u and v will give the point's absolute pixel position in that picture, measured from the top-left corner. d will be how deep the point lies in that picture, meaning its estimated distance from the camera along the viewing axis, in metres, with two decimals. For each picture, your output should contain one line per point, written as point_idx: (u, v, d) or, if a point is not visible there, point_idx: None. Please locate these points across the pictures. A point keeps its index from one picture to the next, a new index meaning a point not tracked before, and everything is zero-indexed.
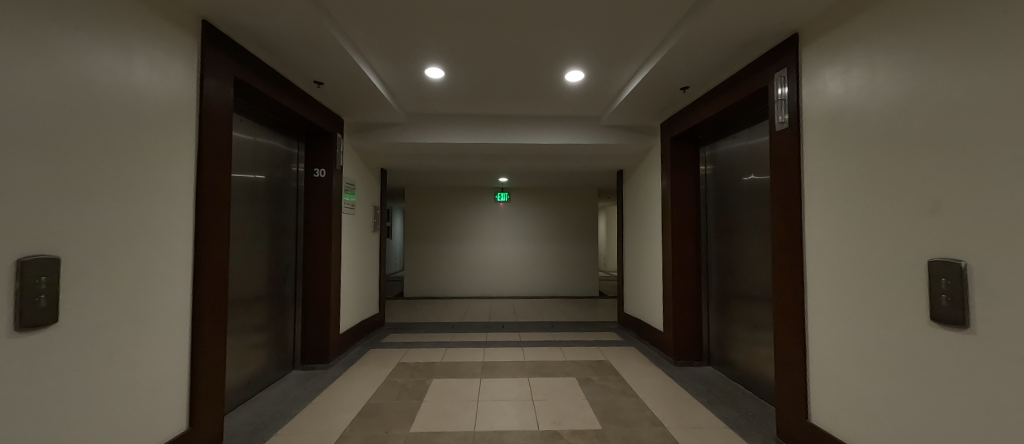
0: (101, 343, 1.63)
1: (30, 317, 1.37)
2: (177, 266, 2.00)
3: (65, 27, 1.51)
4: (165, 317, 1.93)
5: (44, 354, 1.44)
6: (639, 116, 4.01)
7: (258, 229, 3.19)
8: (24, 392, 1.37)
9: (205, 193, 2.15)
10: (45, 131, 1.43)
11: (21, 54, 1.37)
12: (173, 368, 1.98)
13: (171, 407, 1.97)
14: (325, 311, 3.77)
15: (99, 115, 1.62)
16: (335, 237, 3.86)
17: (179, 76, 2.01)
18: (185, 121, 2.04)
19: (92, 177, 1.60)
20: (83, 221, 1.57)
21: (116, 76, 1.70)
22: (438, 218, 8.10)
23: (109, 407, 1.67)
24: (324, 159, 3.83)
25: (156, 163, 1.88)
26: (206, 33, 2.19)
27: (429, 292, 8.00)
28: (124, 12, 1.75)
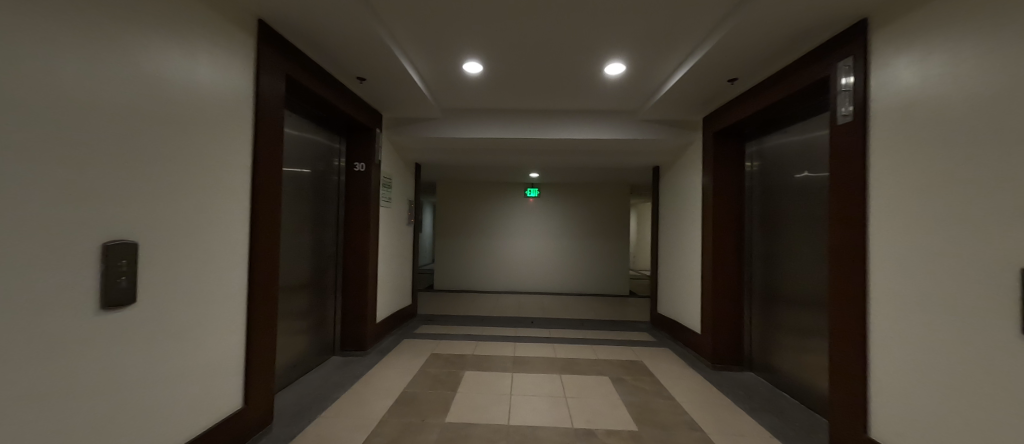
0: (167, 323, 1.75)
1: (112, 297, 1.49)
2: (234, 253, 2.12)
3: (140, 29, 1.62)
4: (223, 301, 2.05)
5: (123, 331, 1.56)
6: (681, 110, 3.86)
7: (303, 220, 3.33)
8: (107, 364, 1.50)
9: (260, 185, 2.27)
10: (119, 125, 1.53)
11: (106, 57, 1.49)
12: (230, 349, 2.10)
13: (228, 384, 2.10)
14: (363, 300, 3.91)
15: (168, 112, 1.73)
16: (373, 229, 3.97)
17: (237, 73, 2.12)
18: (241, 116, 2.15)
19: (159, 169, 1.70)
20: (154, 210, 1.68)
21: (182, 74, 1.81)
22: (468, 212, 8.17)
23: (176, 382, 1.79)
24: (364, 153, 3.95)
25: (217, 156, 1.99)
26: (261, 32, 2.29)
27: (458, 286, 8.11)
28: (191, 14, 1.86)
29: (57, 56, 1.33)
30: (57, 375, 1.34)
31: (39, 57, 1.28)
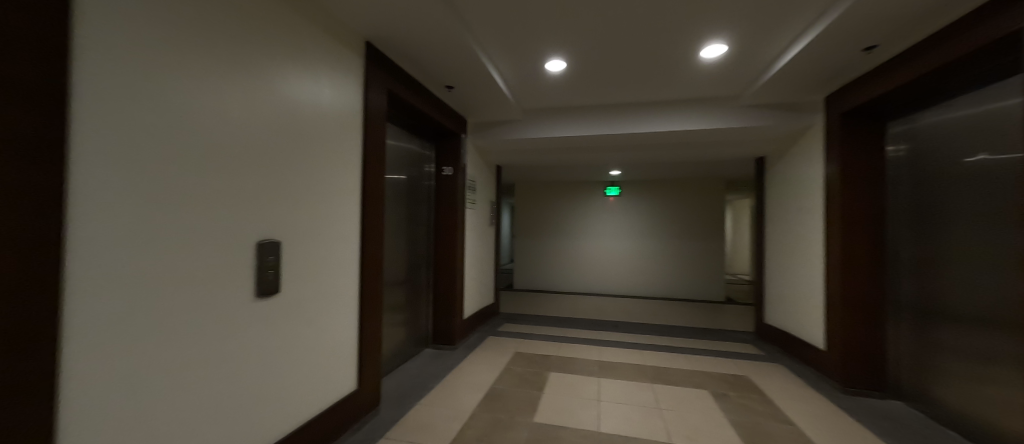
0: (302, 310, 2.02)
1: (262, 287, 1.77)
2: (349, 251, 2.37)
3: (281, 59, 1.89)
4: (341, 293, 2.31)
5: (271, 316, 1.84)
6: (795, 91, 3.35)
7: (400, 222, 3.62)
8: (259, 344, 1.78)
9: (368, 190, 2.51)
10: (267, 141, 1.81)
11: (257, 84, 1.75)
12: (347, 336, 2.36)
13: (346, 367, 2.35)
14: (452, 297, 4.12)
15: (300, 128, 2.00)
16: (460, 230, 4.16)
17: (351, 91, 2.36)
18: (354, 128, 2.39)
19: (294, 177, 1.97)
20: (291, 213, 1.95)
21: (311, 94, 2.06)
22: (547, 213, 8.16)
23: (308, 362, 2.07)
24: (451, 158, 4.16)
25: (336, 164, 2.25)
26: (368, 53, 2.54)
27: (538, 286, 8.13)
28: (316, 41, 2.11)
29: (224, 88, 1.61)
30: (228, 349, 1.63)
31: (213, 90, 1.56)
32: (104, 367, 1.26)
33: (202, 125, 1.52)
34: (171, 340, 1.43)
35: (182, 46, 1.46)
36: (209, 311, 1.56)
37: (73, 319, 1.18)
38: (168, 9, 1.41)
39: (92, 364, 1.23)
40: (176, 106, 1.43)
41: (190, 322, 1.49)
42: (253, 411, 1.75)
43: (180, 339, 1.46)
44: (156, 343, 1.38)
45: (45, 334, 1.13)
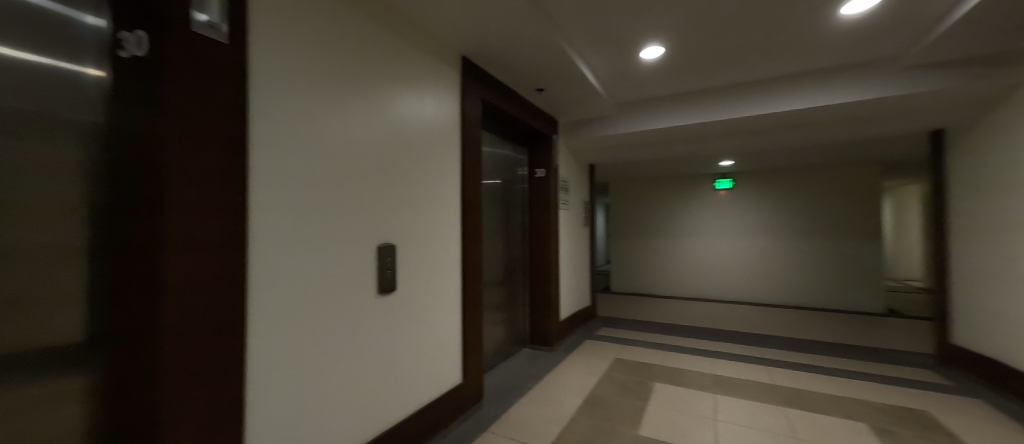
0: (414, 307, 2.19)
1: (381, 285, 1.97)
2: (451, 252, 2.51)
3: (391, 79, 2.08)
4: (446, 291, 2.45)
5: (389, 311, 2.03)
6: (990, 40, 2.54)
7: (496, 225, 3.75)
8: (381, 337, 1.98)
9: (466, 195, 2.63)
10: (383, 153, 2.00)
11: (372, 103, 1.95)
12: (451, 331, 2.50)
13: (452, 360, 2.50)
14: (548, 298, 4.12)
15: (408, 139, 2.17)
16: (554, 232, 4.14)
17: (449, 102, 2.50)
18: (452, 136, 2.53)
19: (405, 185, 2.14)
20: (404, 218, 2.13)
21: (416, 108, 2.23)
22: (646, 211, 7.66)
23: (421, 355, 2.24)
24: (543, 160, 4.17)
25: (438, 170, 2.40)
26: (464, 66, 2.68)
27: (638, 289, 7.67)
28: (419, 59, 2.28)
29: (349, 112, 1.82)
30: (358, 340, 1.85)
31: (341, 112, 1.78)
32: (274, 366, 1.50)
33: (333, 144, 1.73)
34: (317, 330, 1.66)
35: (317, 76, 1.68)
36: (344, 313, 1.78)
37: (254, 317, 1.44)
38: (305, 49, 1.63)
39: (266, 363, 1.48)
40: (315, 129, 1.65)
41: (330, 315, 1.72)
42: (379, 401, 1.96)
43: (323, 330, 1.69)
44: (308, 332, 1.61)
45: (234, 341, 1.39)
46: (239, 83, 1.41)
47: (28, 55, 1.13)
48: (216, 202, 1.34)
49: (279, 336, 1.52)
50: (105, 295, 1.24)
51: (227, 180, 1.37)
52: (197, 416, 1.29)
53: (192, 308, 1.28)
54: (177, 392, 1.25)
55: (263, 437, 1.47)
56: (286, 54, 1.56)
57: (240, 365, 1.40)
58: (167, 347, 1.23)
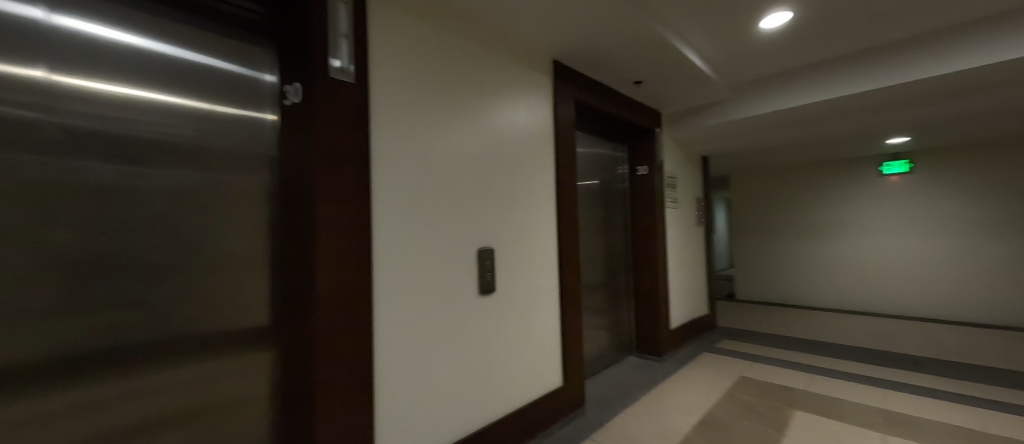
0: (513, 310, 2.11)
1: (483, 287, 1.91)
2: (549, 252, 2.37)
3: (485, 78, 2.02)
4: (543, 293, 2.33)
5: (490, 314, 1.97)
6: None
7: (596, 227, 3.61)
8: (484, 341, 1.93)
9: (563, 192, 2.47)
10: (481, 152, 1.95)
11: (468, 101, 1.90)
12: (550, 334, 2.39)
13: (550, 364, 2.40)
14: (655, 304, 3.83)
15: (504, 136, 2.09)
16: (660, 232, 3.85)
17: (542, 99, 2.38)
18: (547, 131, 2.40)
19: (504, 183, 2.07)
20: (503, 218, 2.06)
21: (510, 105, 2.14)
22: (776, 207, 6.43)
23: (522, 359, 2.16)
24: (646, 156, 3.89)
25: (534, 167, 2.28)
26: (557, 69, 2.61)
27: (769, 299, 6.49)
28: (511, 56, 2.19)
29: (449, 113, 1.79)
30: (465, 344, 1.82)
31: (443, 115, 1.76)
32: (396, 358, 1.53)
33: (439, 147, 1.73)
34: (431, 334, 1.66)
35: (419, 80, 1.68)
36: (452, 309, 1.76)
37: (382, 319, 1.49)
38: (406, 54, 1.63)
39: (391, 355, 1.51)
40: (421, 134, 1.66)
41: (441, 319, 1.71)
42: (486, 401, 1.93)
43: (436, 333, 1.68)
44: (423, 335, 1.62)
45: (370, 329, 1.45)
46: (360, 91, 1.45)
47: (230, 110, 1.42)
48: (347, 209, 1.39)
49: (399, 327, 1.54)
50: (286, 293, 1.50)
51: (360, 176, 1.44)
52: (341, 412, 1.36)
53: (332, 310, 1.35)
54: (327, 379, 1.33)
55: (394, 436, 1.52)
56: (394, 62, 1.58)
57: (370, 363, 1.44)
58: (321, 342, 1.32)
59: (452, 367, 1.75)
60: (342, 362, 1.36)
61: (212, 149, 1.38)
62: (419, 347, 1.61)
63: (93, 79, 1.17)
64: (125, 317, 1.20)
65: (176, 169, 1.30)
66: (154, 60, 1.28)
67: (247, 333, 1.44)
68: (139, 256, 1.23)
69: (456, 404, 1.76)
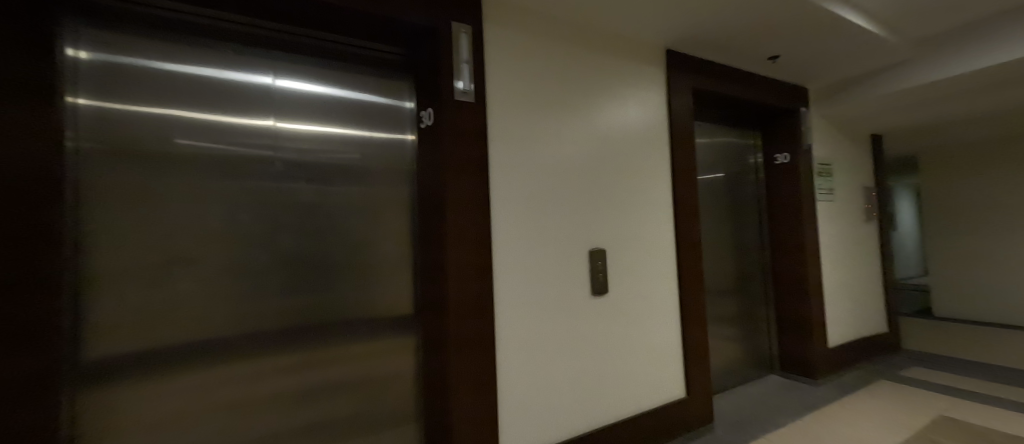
0: (628, 313, 2.04)
1: (595, 286, 1.90)
2: (666, 254, 2.21)
3: (593, 80, 2.01)
4: (662, 298, 2.18)
5: (604, 316, 1.95)
6: None
7: (726, 224, 3.03)
8: (597, 343, 1.91)
9: (681, 190, 2.26)
10: (589, 154, 1.94)
11: (575, 105, 1.92)
12: (671, 343, 2.20)
13: (673, 375, 2.20)
14: (806, 316, 3.11)
15: (613, 135, 2.05)
16: (809, 235, 3.09)
17: (656, 95, 2.24)
18: (661, 125, 2.24)
19: (614, 183, 2.03)
20: (614, 218, 2.02)
21: (619, 104, 2.09)
22: (994, 193, 4.64)
23: (640, 364, 2.07)
24: (787, 142, 3.14)
25: (646, 164, 2.16)
26: (670, 59, 2.31)
27: (984, 318, 4.78)
28: (618, 56, 2.12)
29: (556, 120, 1.85)
30: (577, 344, 1.84)
31: (550, 123, 1.82)
32: (514, 356, 1.65)
33: (546, 154, 1.79)
34: (544, 332, 1.74)
35: (526, 92, 1.77)
36: (565, 315, 1.81)
37: (501, 315, 1.63)
38: (514, 70, 1.74)
39: (508, 349, 1.63)
40: (530, 143, 1.75)
41: (553, 319, 1.77)
42: (602, 404, 1.91)
43: (548, 332, 1.75)
44: (537, 332, 1.72)
45: (492, 332, 1.59)
46: (474, 109, 1.60)
47: (382, 135, 1.74)
48: (465, 214, 1.55)
49: (515, 331, 1.66)
50: (423, 287, 1.74)
51: (479, 193, 1.59)
52: (467, 396, 1.51)
53: (456, 304, 1.51)
54: (458, 374, 1.50)
55: (514, 425, 1.63)
56: (504, 82, 1.71)
57: (491, 355, 1.58)
58: (452, 331, 1.51)
59: (566, 372, 1.80)
60: (469, 357, 1.52)
61: (369, 168, 1.70)
62: (535, 351, 1.71)
63: (302, 122, 1.57)
64: (317, 302, 1.57)
65: (349, 185, 1.66)
66: (332, 101, 1.64)
67: (397, 324, 1.73)
68: (324, 256, 1.59)
69: (571, 408, 1.80)
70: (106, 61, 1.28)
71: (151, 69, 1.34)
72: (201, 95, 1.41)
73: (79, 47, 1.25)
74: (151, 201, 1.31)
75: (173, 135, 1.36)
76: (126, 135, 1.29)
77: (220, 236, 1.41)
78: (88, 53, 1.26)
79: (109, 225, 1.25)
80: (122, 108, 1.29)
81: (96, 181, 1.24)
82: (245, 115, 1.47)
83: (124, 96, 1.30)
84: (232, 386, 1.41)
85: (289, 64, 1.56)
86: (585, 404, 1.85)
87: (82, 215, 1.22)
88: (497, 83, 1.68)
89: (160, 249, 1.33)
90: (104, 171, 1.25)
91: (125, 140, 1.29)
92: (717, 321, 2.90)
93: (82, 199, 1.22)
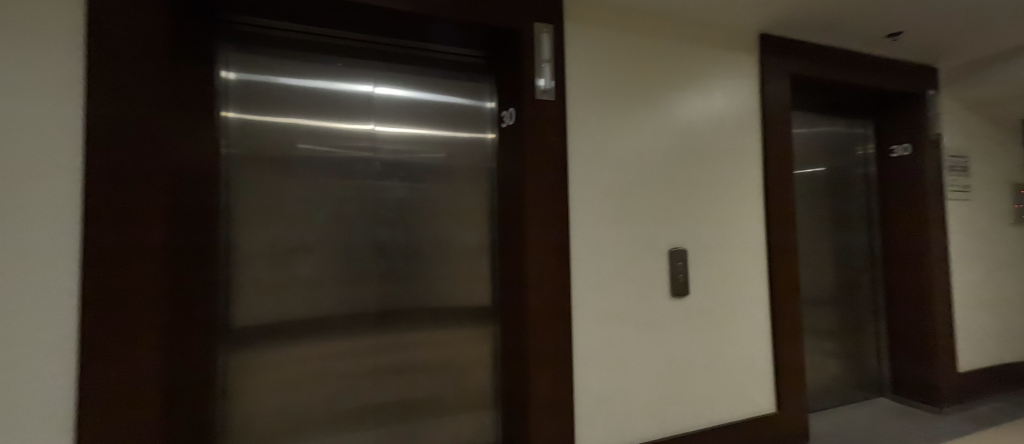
0: (711, 317, 1.93)
1: (676, 288, 1.83)
2: (755, 256, 2.04)
3: (676, 73, 1.91)
4: (750, 303, 2.02)
5: (684, 319, 1.86)
6: None
7: (829, 226, 2.67)
8: (676, 346, 1.84)
9: (774, 188, 2.07)
10: (671, 150, 1.86)
11: (656, 99, 1.85)
12: (760, 352, 2.04)
13: (762, 387, 2.03)
14: (929, 335, 2.60)
15: (698, 130, 1.94)
16: (936, 240, 2.58)
17: (747, 86, 2.07)
18: (752, 117, 2.07)
19: (698, 180, 1.92)
20: (697, 217, 1.91)
21: (705, 96, 1.97)
22: None
23: (725, 372, 1.95)
24: (909, 130, 2.67)
25: (734, 159, 2.02)
26: (765, 44, 2.11)
27: None
28: (705, 45, 1.99)
29: (636, 116, 1.80)
30: (655, 346, 1.79)
31: (630, 119, 1.78)
32: (591, 353, 1.65)
33: (625, 151, 1.76)
34: (621, 332, 1.71)
35: (605, 88, 1.74)
36: (642, 317, 1.76)
37: (578, 312, 1.64)
38: (594, 67, 1.72)
39: (584, 345, 1.64)
40: (609, 140, 1.73)
41: (631, 319, 1.74)
42: (681, 410, 1.83)
43: (625, 331, 1.72)
44: (614, 330, 1.70)
45: (569, 328, 1.61)
46: (555, 107, 1.62)
47: (465, 135, 1.84)
48: (544, 211, 1.59)
49: (593, 328, 1.66)
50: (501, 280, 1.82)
51: (559, 192, 1.61)
52: (544, 388, 1.55)
53: (534, 299, 1.56)
54: (536, 367, 1.54)
55: (590, 422, 1.64)
56: (585, 80, 1.70)
57: (568, 351, 1.59)
58: (530, 325, 1.55)
59: (643, 374, 1.75)
60: (547, 350, 1.56)
61: (453, 167, 1.81)
62: (611, 349, 1.69)
63: (397, 126, 1.72)
64: (407, 290, 1.71)
65: (436, 183, 1.78)
66: (422, 105, 1.77)
67: (476, 315, 1.82)
68: (413, 249, 1.73)
69: (647, 413, 1.75)
70: (248, 79, 1.52)
71: (280, 84, 1.57)
72: (317, 104, 1.62)
73: (229, 69, 1.51)
74: (281, 199, 1.55)
75: (296, 141, 1.58)
76: (262, 140, 1.53)
77: (331, 228, 1.61)
78: (235, 74, 1.51)
79: (249, 217, 1.50)
80: (259, 118, 1.53)
81: (243, 183, 1.50)
82: (351, 121, 1.66)
83: (260, 108, 1.53)
84: (340, 359, 1.61)
85: (386, 73, 1.72)
86: (662, 411, 1.79)
87: (231, 211, 1.48)
88: (578, 81, 1.69)
89: (285, 238, 1.55)
90: (247, 174, 1.51)
91: (261, 145, 1.53)
92: (814, 333, 2.59)
93: (232, 198, 1.49)
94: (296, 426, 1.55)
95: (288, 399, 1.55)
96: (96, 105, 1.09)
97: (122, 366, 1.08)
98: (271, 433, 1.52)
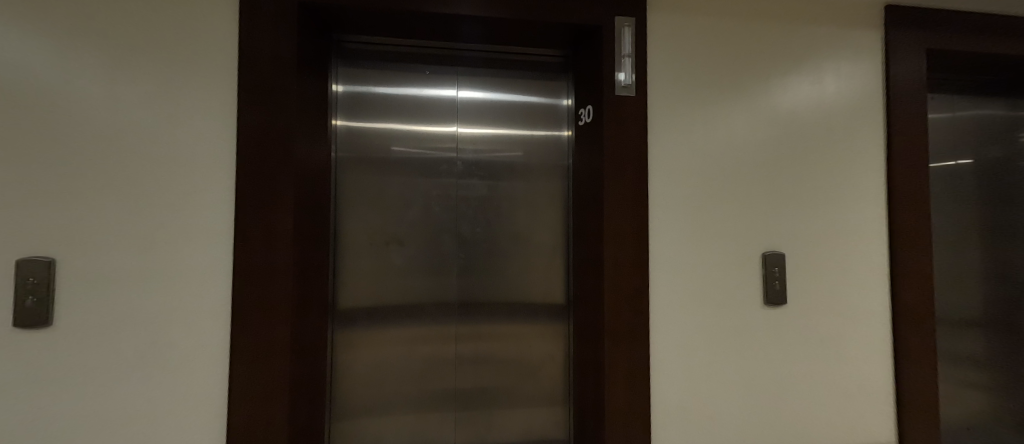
0: (814, 330, 1.72)
1: (771, 296, 1.66)
2: (873, 263, 1.78)
3: (777, 57, 1.73)
4: (864, 317, 1.77)
5: (781, 329, 1.69)
6: None
7: (979, 231, 2.20)
8: (769, 358, 1.68)
9: (900, 185, 1.77)
10: (768, 143, 1.70)
11: (751, 88, 1.70)
12: (877, 373, 1.77)
13: (877, 414, 1.76)
14: None
15: (802, 120, 1.74)
16: None
17: (865, 68, 1.80)
18: (872, 104, 1.80)
19: (800, 177, 1.72)
20: (798, 218, 1.72)
21: (811, 82, 1.76)
22: None
23: (830, 392, 1.73)
24: None
25: (847, 153, 1.77)
26: (892, 16, 1.81)
27: None
28: (813, 24, 1.77)
29: (727, 108, 1.67)
30: (744, 355, 1.65)
31: (720, 111, 1.66)
32: (670, 358, 1.59)
33: (713, 146, 1.64)
34: (704, 338, 1.62)
35: (693, 80, 1.64)
36: (731, 324, 1.64)
37: (656, 315, 1.58)
38: (679, 58, 1.64)
39: (662, 349, 1.58)
40: (695, 135, 1.63)
41: (716, 325, 1.63)
42: (773, 428, 1.67)
43: (709, 338, 1.62)
44: (696, 338, 1.61)
45: (646, 330, 1.56)
46: (635, 103, 1.58)
47: (542, 134, 1.87)
48: (621, 211, 1.56)
49: (673, 331, 1.59)
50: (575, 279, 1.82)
51: (639, 190, 1.57)
52: (619, 389, 1.53)
53: (611, 299, 1.54)
54: (612, 366, 1.53)
55: (667, 428, 1.57)
56: (669, 72, 1.63)
57: (644, 353, 1.55)
58: (606, 324, 1.54)
59: (729, 384, 1.64)
60: (622, 351, 1.54)
61: (531, 165, 1.85)
62: (693, 355, 1.61)
63: (477, 127, 1.82)
64: (485, 283, 1.80)
65: (513, 181, 1.83)
66: (501, 107, 1.84)
67: (551, 311, 1.85)
68: (492, 244, 1.81)
69: (734, 426, 1.63)
70: (353, 90, 1.72)
71: (379, 93, 1.75)
72: (409, 110, 1.77)
73: (338, 82, 1.72)
74: (378, 196, 1.73)
75: (391, 143, 1.75)
76: (364, 145, 1.73)
77: (420, 223, 1.76)
78: (343, 87, 1.72)
79: (353, 212, 1.71)
80: (361, 125, 1.73)
81: (348, 182, 1.71)
82: (437, 124, 1.79)
83: (362, 115, 1.73)
84: (424, 344, 1.76)
85: (470, 78, 1.82)
86: (751, 425, 1.65)
87: (339, 207, 1.70)
88: (661, 73, 1.62)
89: (380, 231, 1.73)
90: (351, 174, 1.71)
91: (364, 149, 1.73)
92: (952, 357, 2.17)
93: (340, 195, 1.70)
94: (388, 401, 1.73)
95: (384, 376, 1.73)
96: (248, 120, 1.35)
97: (264, 332, 1.33)
98: (369, 404, 1.72)
